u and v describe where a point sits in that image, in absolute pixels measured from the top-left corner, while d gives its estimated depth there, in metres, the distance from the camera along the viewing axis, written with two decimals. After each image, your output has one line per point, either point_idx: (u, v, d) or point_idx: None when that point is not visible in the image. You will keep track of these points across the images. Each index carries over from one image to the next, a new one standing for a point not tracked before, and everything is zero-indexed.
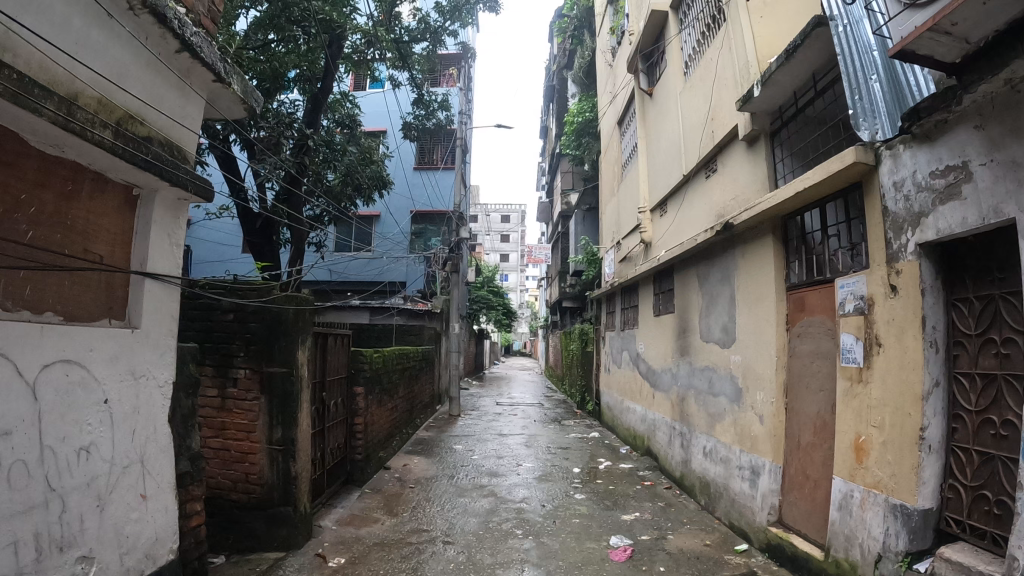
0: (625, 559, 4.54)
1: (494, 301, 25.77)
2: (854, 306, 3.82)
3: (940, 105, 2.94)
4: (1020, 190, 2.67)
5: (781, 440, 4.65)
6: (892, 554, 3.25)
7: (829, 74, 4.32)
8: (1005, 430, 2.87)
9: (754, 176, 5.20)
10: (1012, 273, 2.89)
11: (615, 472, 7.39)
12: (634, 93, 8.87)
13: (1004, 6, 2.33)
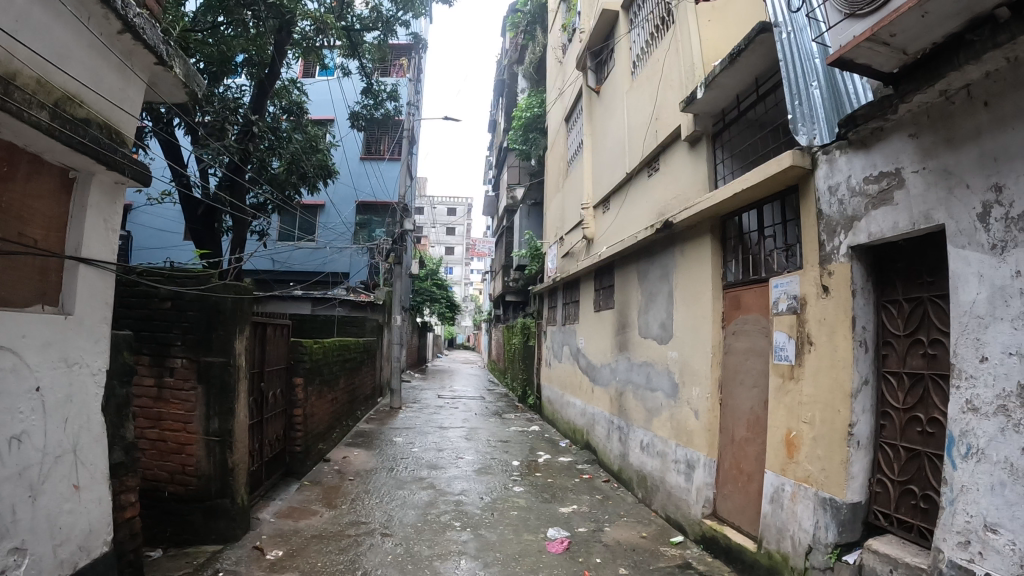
0: (562, 551, 4.59)
1: (438, 293, 25.64)
2: (787, 304, 3.92)
3: (876, 113, 3.04)
4: (950, 198, 2.78)
5: (715, 435, 4.76)
6: (822, 546, 3.35)
7: (770, 79, 4.42)
8: (931, 427, 2.99)
9: (695, 176, 5.30)
10: (940, 277, 3.01)
11: (555, 466, 7.45)
12: (582, 91, 8.93)
13: (941, 20, 2.42)
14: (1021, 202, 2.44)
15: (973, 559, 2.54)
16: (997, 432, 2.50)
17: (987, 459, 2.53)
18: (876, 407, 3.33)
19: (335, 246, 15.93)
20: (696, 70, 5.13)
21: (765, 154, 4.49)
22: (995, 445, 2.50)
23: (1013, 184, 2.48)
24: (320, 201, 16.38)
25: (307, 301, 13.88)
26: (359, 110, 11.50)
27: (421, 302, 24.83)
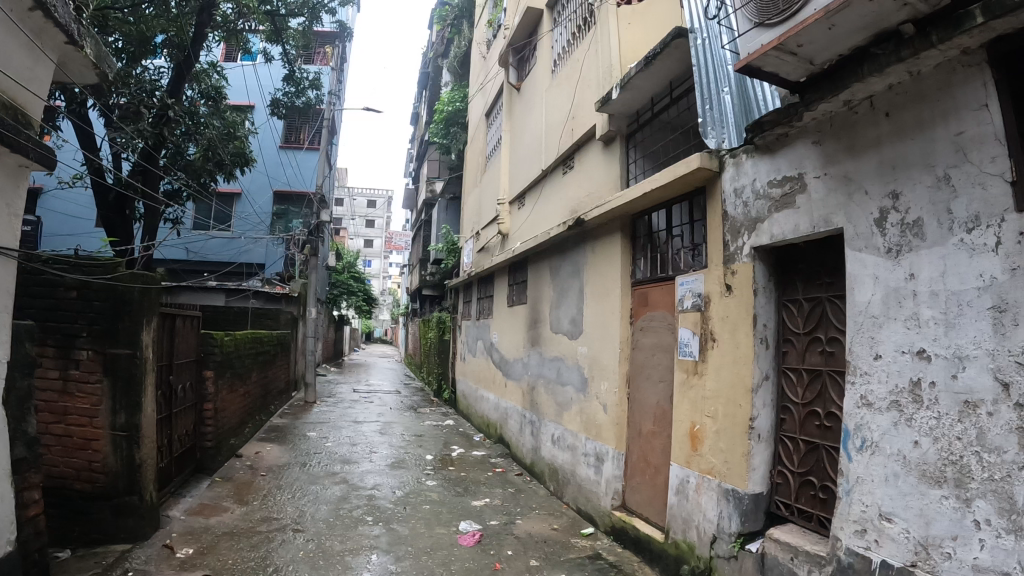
0: (474, 543, 4.62)
1: (354, 287, 25.17)
2: (692, 302, 4.04)
3: (782, 120, 3.17)
4: (850, 203, 2.93)
5: (623, 429, 4.87)
6: (726, 535, 3.48)
7: (683, 83, 4.54)
8: (828, 422, 3.14)
9: (607, 174, 5.41)
10: (837, 278, 3.16)
11: (468, 460, 7.48)
12: (502, 87, 8.97)
13: (847, 33, 2.54)
14: (917, 209, 2.60)
15: (869, 546, 2.68)
16: (891, 426, 2.65)
17: (882, 451, 2.68)
18: (776, 402, 3.48)
19: (250, 236, 15.52)
20: (613, 71, 5.23)
21: (677, 155, 4.62)
22: (889, 438, 2.65)
23: (910, 192, 2.64)
24: (237, 189, 15.82)
25: (219, 292, 13.47)
26: (280, 97, 11.20)
27: (339, 294, 24.41)
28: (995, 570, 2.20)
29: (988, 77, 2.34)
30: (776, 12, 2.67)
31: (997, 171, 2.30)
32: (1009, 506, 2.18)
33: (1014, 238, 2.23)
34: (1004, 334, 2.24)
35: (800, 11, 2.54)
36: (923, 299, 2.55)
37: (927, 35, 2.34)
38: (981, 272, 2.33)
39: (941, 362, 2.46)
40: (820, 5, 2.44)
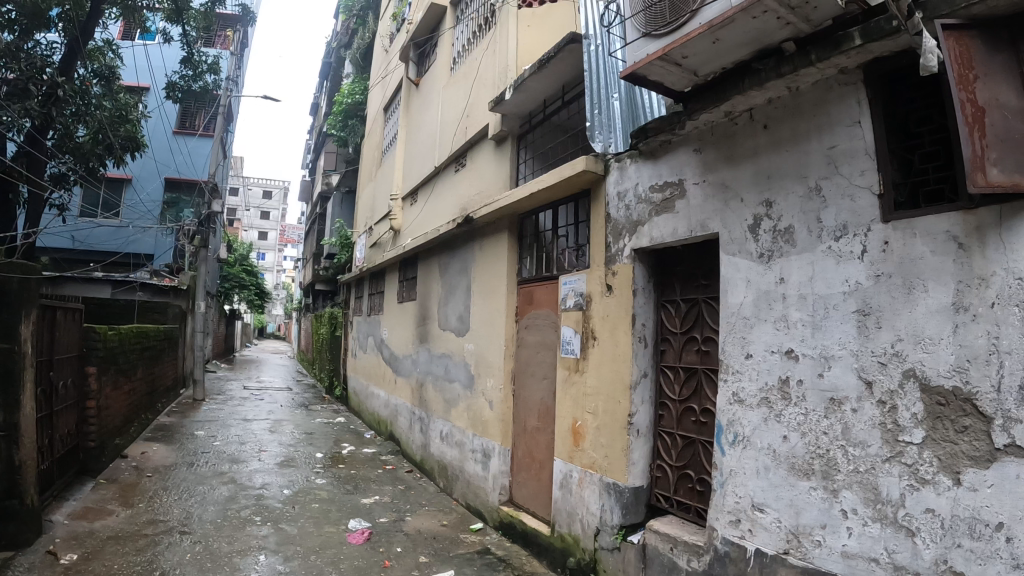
0: (362, 541, 4.61)
1: (247, 280, 24.33)
2: (574, 301, 4.16)
3: (666, 128, 3.31)
4: (726, 210, 3.10)
5: (509, 425, 4.97)
6: (609, 528, 3.62)
7: (575, 87, 4.66)
8: (704, 417, 3.32)
9: (498, 173, 5.50)
10: (712, 280, 3.35)
11: (358, 457, 7.42)
12: (402, 82, 8.92)
13: (731, 46, 2.60)
14: (789, 217, 2.79)
15: (743, 535, 2.86)
16: (761, 421, 2.84)
17: (753, 445, 2.86)
18: (654, 398, 3.65)
19: (138, 224, 14.83)
20: (509, 71, 5.31)
21: (566, 155, 4.74)
22: (760, 433, 2.84)
23: (782, 201, 2.82)
24: (127, 175, 15.11)
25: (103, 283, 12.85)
26: (176, 80, 10.74)
27: (231, 288, 23.60)
28: (862, 556, 2.40)
29: (862, 95, 2.54)
30: (661, 24, 2.69)
31: (866, 183, 2.50)
32: (874, 496, 2.38)
33: (878, 248, 2.44)
34: (868, 335, 2.45)
35: (685, 25, 2.57)
36: (792, 302, 2.75)
37: (807, 52, 2.51)
38: (847, 278, 2.53)
39: (809, 362, 2.65)
40: (705, 18, 2.49)
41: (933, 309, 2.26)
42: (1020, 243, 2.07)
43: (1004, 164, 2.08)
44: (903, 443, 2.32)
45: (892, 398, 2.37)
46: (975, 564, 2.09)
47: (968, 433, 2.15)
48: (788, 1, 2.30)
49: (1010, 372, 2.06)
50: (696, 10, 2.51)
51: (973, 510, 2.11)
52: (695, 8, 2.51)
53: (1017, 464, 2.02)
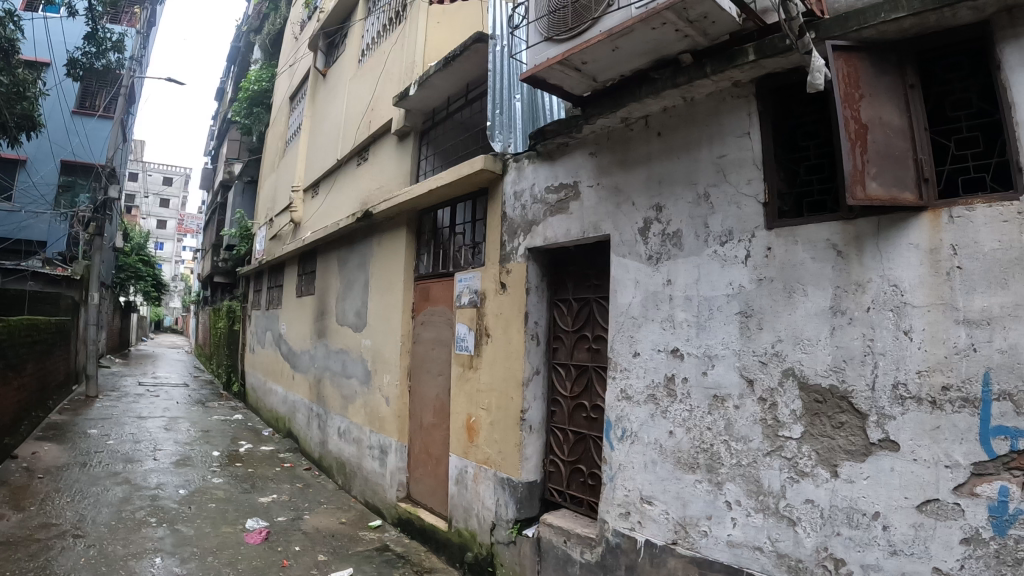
0: (260, 541, 4.52)
1: (144, 271, 23.34)
2: (469, 299, 4.20)
3: (563, 130, 3.36)
4: (617, 212, 3.19)
5: (405, 422, 4.96)
6: (504, 522, 3.66)
7: (479, 86, 4.69)
8: (594, 413, 3.40)
9: (400, 168, 5.46)
10: (603, 280, 3.43)
11: (255, 455, 7.26)
12: (309, 73, 8.75)
13: (630, 55, 2.66)
14: (677, 221, 2.88)
15: (633, 527, 2.95)
16: (648, 417, 2.93)
17: (640, 441, 2.96)
18: (546, 394, 3.71)
19: (30, 209, 14.04)
20: (415, 67, 5.28)
21: (467, 153, 4.76)
22: (646, 428, 2.93)
23: (671, 206, 2.92)
24: (22, 156, 14.29)
25: None
26: (77, 56, 10.22)
27: (126, 279, 22.62)
28: (747, 545, 2.51)
29: (752, 108, 2.65)
30: (563, 29, 2.71)
31: (752, 192, 2.61)
32: (756, 488, 2.50)
33: (762, 253, 2.56)
34: (749, 336, 2.57)
35: (585, 32, 2.61)
36: (677, 303, 2.85)
37: (702, 65, 2.60)
38: (731, 281, 2.65)
39: (692, 360, 2.76)
40: (606, 27, 2.52)
41: (812, 312, 2.40)
42: (896, 253, 2.22)
43: (883, 178, 2.22)
44: (783, 438, 2.44)
45: (772, 395, 2.49)
46: (853, 551, 2.23)
47: (844, 429, 2.29)
48: (687, 15, 2.36)
49: (883, 372, 2.21)
50: (597, 18, 2.55)
51: (850, 500, 2.25)
52: (597, 15, 2.55)
53: (891, 458, 2.17)
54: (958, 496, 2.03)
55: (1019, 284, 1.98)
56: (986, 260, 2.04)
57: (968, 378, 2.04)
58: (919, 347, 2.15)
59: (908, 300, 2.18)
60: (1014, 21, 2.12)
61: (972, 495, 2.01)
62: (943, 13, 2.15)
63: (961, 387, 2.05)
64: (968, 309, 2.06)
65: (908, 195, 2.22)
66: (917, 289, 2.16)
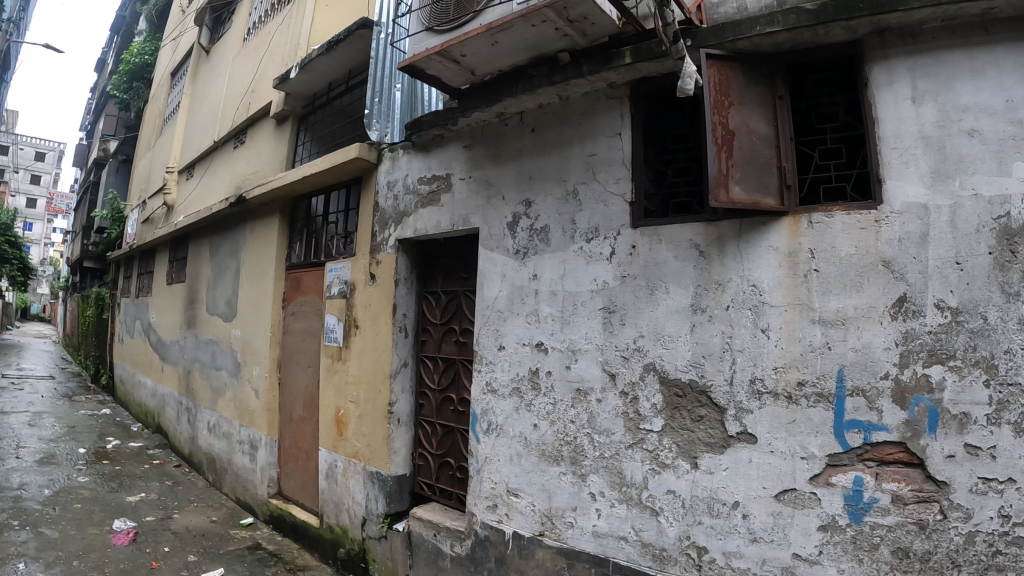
0: (128, 543, 4.31)
1: (10, 254, 21.85)
2: (339, 289, 4.14)
3: (439, 123, 3.33)
4: (487, 206, 3.21)
5: (275, 416, 4.85)
6: (374, 517, 3.62)
7: (360, 74, 4.62)
8: (461, 406, 3.43)
9: (277, 153, 5.32)
10: (472, 274, 3.46)
11: (123, 452, 6.93)
12: (191, 49, 8.39)
13: (509, 51, 2.66)
14: (545, 217, 2.93)
15: (500, 519, 2.98)
16: (513, 410, 2.97)
17: (506, 434, 3.00)
18: (414, 387, 3.72)
19: None
20: (299, 49, 5.13)
21: (345, 140, 4.68)
22: (511, 421, 2.97)
23: (541, 202, 2.97)
24: None
25: None
26: None
27: None
28: (611, 535, 2.58)
29: (626, 110, 2.72)
30: (444, 22, 2.72)
31: (620, 191, 2.68)
32: (619, 480, 2.57)
33: (626, 251, 2.63)
34: (612, 331, 2.64)
35: (466, 25, 2.61)
36: (543, 297, 2.90)
37: (579, 64, 2.65)
38: (596, 277, 2.72)
39: (556, 354, 2.82)
40: (486, 20, 2.53)
41: (672, 310, 2.49)
42: (755, 255, 2.33)
43: (745, 183, 2.31)
44: (644, 431, 2.52)
45: (633, 389, 2.56)
46: (714, 539, 2.32)
47: (703, 422, 2.38)
48: (567, 14, 2.39)
49: (741, 368, 2.31)
50: (478, 11, 2.56)
51: (710, 490, 2.34)
52: (479, 9, 2.56)
53: (748, 450, 2.27)
54: (814, 486, 2.15)
55: (873, 288, 2.13)
56: (843, 264, 2.18)
57: (823, 375, 2.17)
58: (775, 344, 2.26)
59: (766, 299, 2.29)
60: (885, 44, 2.26)
61: (827, 485, 2.14)
62: (816, 30, 2.26)
63: (816, 383, 2.18)
64: (823, 309, 2.19)
65: (769, 200, 2.32)
66: (775, 289, 2.28)
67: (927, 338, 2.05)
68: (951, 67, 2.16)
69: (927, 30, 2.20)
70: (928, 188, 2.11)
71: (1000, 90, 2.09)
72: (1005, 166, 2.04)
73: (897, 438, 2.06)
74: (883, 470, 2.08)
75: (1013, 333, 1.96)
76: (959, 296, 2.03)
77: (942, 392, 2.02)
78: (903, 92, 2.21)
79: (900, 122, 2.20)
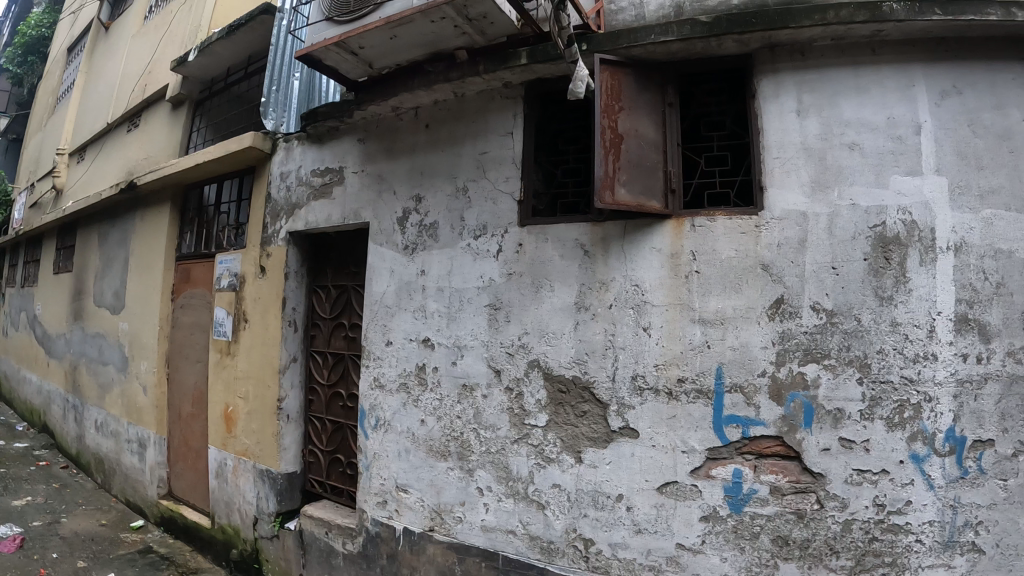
0: (13, 549, 4.12)
1: None
2: (228, 282, 4.08)
3: (335, 114, 3.30)
4: (378, 200, 3.21)
5: (164, 413, 4.71)
6: (265, 516, 3.60)
7: (260, 60, 4.56)
8: (349, 402, 3.45)
9: (173, 138, 5.16)
10: (361, 268, 3.47)
11: (6, 454, 6.60)
12: (89, 25, 8.02)
13: (406, 45, 2.67)
14: (434, 213, 2.97)
15: (390, 515, 3.00)
16: (400, 406, 3.01)
17: (393, 429, 3.03)
18: (303, 382, 3.70)
19: None
20: (199, 31, 4.99)
21: (245, 127, 4.59)
22: (399, 417, 3.01)
23: (430, 197, 3.00)
24: None
25: None
26: None
27: None
28: (499, 529, 2.65)
29: (519, 111, 2.79)
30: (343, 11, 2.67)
31: (509, 189, 2.76)
32: (505, 474, 2.65)
33: (513, 249, 2.71)
34: (497, 328, 2.72)
35: (365, 16, 2.58)
36: (430, 293, 2.95)
37: (476, 63, 2.69)
38: (481, 274, 2.78)
39: (443, 350, 2.88)
40: (384, 14, 2.51)
41: (556, 307, 2.58)
42: (639, 256, 2.44)
43: (631, 186, 2.38)
44: (529, 426, 2.61)
45: (517, 384, 2.65)
46: (600, 531, 2.43)
47: (586, 417, 2.49)
48: (466, 12, 2.43)
49: (623, 365, 2.43)
50: (377, 5, 2.52)
51: (595, 484, 2.45)
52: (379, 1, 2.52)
53: (630, 443, 2.39)
54: (695, 479, 2.28)
55: (752, 289, 2.26)
56: (722, 266, 2.31)
57: (702, 372, 2.30)
58: (656, 342, 2.38)
59: (648, 299, 2.41)
60: (775, 58, 2.38)
61: (708, 477, 2.26)
62: (709, 42, 2.35)
63: (695, 380, 2.30)
64: (704, 309, 2.32)
65: (654, 203, 2.40)
66: (657, 290, 2.40)
67: (803, 338, 2.20)
68: (835, 83, 2.30)
69: (816, 47, 2.33)
70: (807, 197, 2.25)
71: (881, 108, 2.25)
72: (883, 178, 2.20)
73: (774, 432, 2.20)
74: (761, 462, 2.21)
75: (884, 334, 2.14)
76: (834, 298, 2.19)
77: (816, 388, 2.18)
78: (789, 104, 2.34)
79: (784, 134, 2.33)
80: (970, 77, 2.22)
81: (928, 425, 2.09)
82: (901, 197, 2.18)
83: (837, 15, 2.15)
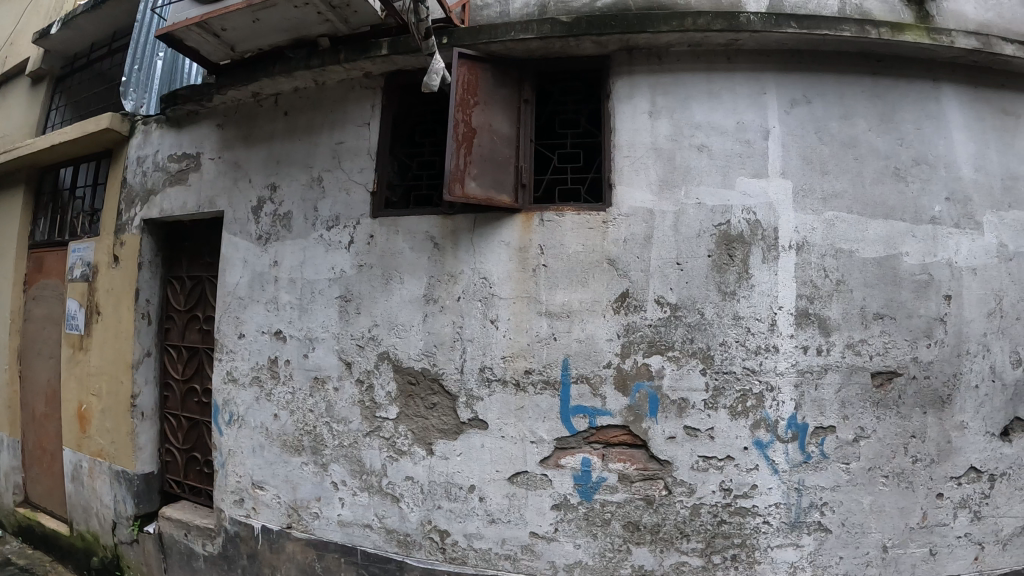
0: None
1: None
2: (81, 272, 3.85)
3: (192, 98, 3.16)
4: (234, 188, 3.11)
5: (16, 413, 4.39)
6: (123, 520, 3.44)
7: (125, 37, 4.31)
8: (205, 397, 3.35)
9: (32, 116, 4.81)
10: (215, 258, 3.37)
11: None
12: None
13: (269, 29, 2.59)
14: (289, 203, 2.91)
15: (248, 514, 2.93)
16: (253, 401, 2.94)
17: (247, 425, 2.95)
18: (158, 378, 3.55)
19: None
20: (65, 2, 4.67)
21: (108, 107, 4.32)
22: (252, 412, 2.93)
23: (285, 186, 2.93)
24: None
25: None
26: None
27: None
28: (355, 523, 2.66)
29: (376, 101, 2.78)
30: None
31: (363, 180, 2.74)
32: (359, 468, 2.66)
33: (364, 240, 2.70)
34: (348, 320, 2.70)
35: None
36: (282, 284, 2.89)
37: (336, 51, 2.65)
38: (333, 266, 2.76)
39: (294, 343, 2.83)
40: None
41: (406, 300, 2.60)
42: (488, 249, 2.48)
43: (481, 181, 2.40)
44: (380, 419, 2.63)
45: (368, 376, 2.66)
46: (454, 522, 2.49)
47: (436, 409, 2.53)
48: None
49: (471, 356, 2.48)
50: None
51: (446, 475, 2.50)
52: None
53: (480, 434, 2.45)
54: (545, 469, 2.38)
55: (597, 284, 2.36)
56: (568, 260, 2.39)
57: (549, 364, 2.38)
58: (504, 335, 2.44)
59: (495, 291, 2.46)
60: (631, 61, 2.46)
61: (557, 466, 2.37)
62: (568, 41, 2.39)
63: (542, 371, 2.38)
64: (550, 302, 2.40)
65: (505, 198, 2.45)
66: (504, 283, 2.45)
67: (646, 330, 2.32)
68: (688, 88, 2.41)
69: (672, 53, 2.43)
70: (655, 195, 2.36)
71: (732, 113, 2.38)
72: (729, 179, 2.34)
73: (620, 421, 2.32)
74: (609, 451, 2.34)
75: (727, 327, 2.28)
76: (677, 293, 2.32)
77: (660, 379, 2.30)
78: (642, 106, 2.43)
79: (635, 134, 2.41)
80: (820, 88, 2.38)
81: (770, 413, 2.25)
82: (746, 198, 2.32)
83: (695, 23, 2.25)
